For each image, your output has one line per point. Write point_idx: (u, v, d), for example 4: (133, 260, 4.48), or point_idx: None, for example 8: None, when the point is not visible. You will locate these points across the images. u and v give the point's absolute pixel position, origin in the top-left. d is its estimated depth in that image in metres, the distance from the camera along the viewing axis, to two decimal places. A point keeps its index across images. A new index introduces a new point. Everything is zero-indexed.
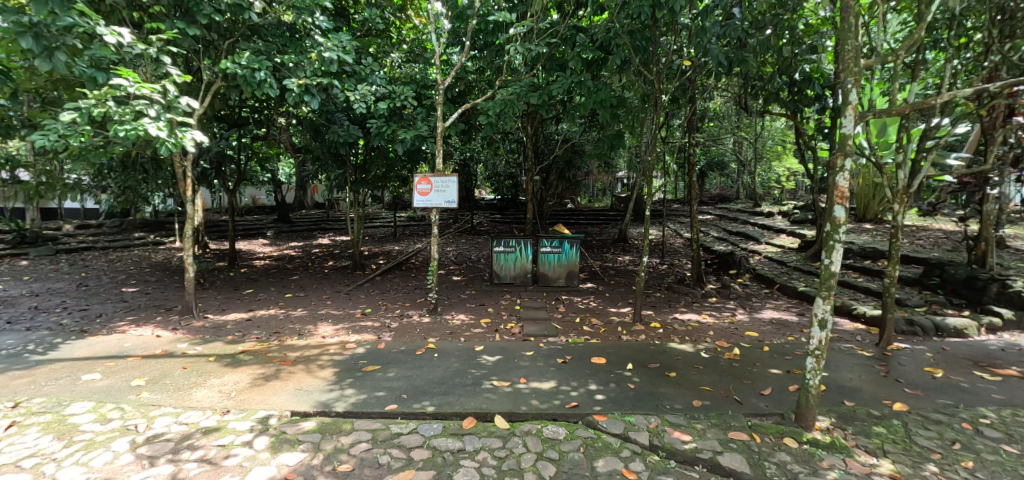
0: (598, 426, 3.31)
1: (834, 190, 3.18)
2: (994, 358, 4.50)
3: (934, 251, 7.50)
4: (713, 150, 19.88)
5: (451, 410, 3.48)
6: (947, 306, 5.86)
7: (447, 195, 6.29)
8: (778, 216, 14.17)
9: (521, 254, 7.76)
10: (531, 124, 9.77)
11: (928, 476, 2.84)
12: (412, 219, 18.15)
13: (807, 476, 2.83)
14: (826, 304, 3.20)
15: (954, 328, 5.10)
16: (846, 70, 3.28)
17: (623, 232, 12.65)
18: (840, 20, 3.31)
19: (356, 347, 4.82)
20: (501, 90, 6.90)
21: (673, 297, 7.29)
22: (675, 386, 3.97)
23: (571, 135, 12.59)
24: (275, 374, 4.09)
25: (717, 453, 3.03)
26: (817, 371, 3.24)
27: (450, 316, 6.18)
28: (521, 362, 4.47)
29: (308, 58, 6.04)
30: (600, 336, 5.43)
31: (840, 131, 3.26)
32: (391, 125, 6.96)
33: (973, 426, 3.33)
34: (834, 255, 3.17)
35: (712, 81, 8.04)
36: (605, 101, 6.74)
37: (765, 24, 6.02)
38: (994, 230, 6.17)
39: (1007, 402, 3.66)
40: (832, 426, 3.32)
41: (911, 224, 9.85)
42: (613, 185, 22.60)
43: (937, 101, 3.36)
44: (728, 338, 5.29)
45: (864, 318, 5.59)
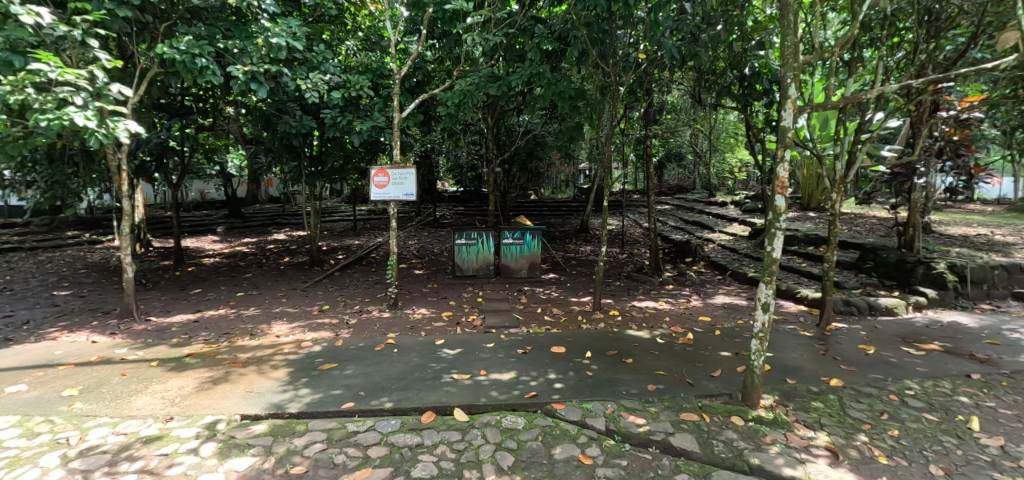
0: (556, 414, 3.37)
1: (776, 180, 3.36)
2: (920, 334, 4.87)
3: (868, 237, 8.02)
4: (671, 143, 20.40)
5: (410, 405, 3.45)
6: (879, 288, 6.30)
7: (406, 187, 6.17)
8: (731, 205, 14.79)
9: (483, 246, 7.75)
10: (492, 115, 9.65)
11: (859, 446, 3.04)
12: (373, 213, 17.82)
13: (751, 451, 2.98)
14: (769, 288, 3.35)
15: (885, 307, 5.48)
16: (787, 66, 3.47)
17: (585, 223, 12.84)
18: (781, 16, 3.44)
19: (312, 345, 4.69)
20: (460, 80, 6.84)
21: (631, 285, 7.47)
22: (632, 372, 4.09)
23: (532, 126, 12.63)
24: (224, 377, 3.94)
25: (669, 434, 3.14)
26: (761, 352, 3.40)
27: (411, 310, 6.10)
28: (482, 354, 4.48)
29: (254, 43, 5.74)
30: (561, 326, 5.52)
31: (780, 124, 3.46)
32: (346, 115, 6.76)
33: (898, 397, 3.60)
34: (776, 242, 3.33)
35: (667, 76, 8.25)
36: (564, 93, 6.74)
37: (715, 20, 6.26)
38: (920, 216, 6.63)
39: (929, 374, 3.97)
40: (775, 404, 3.50)
41: (850, 211, 10.49)
42: (574, 177, 22.99)
43: (871, 96, 3.54)
44: (682, 323, 5.50)
45: (807, 300, 5.93)
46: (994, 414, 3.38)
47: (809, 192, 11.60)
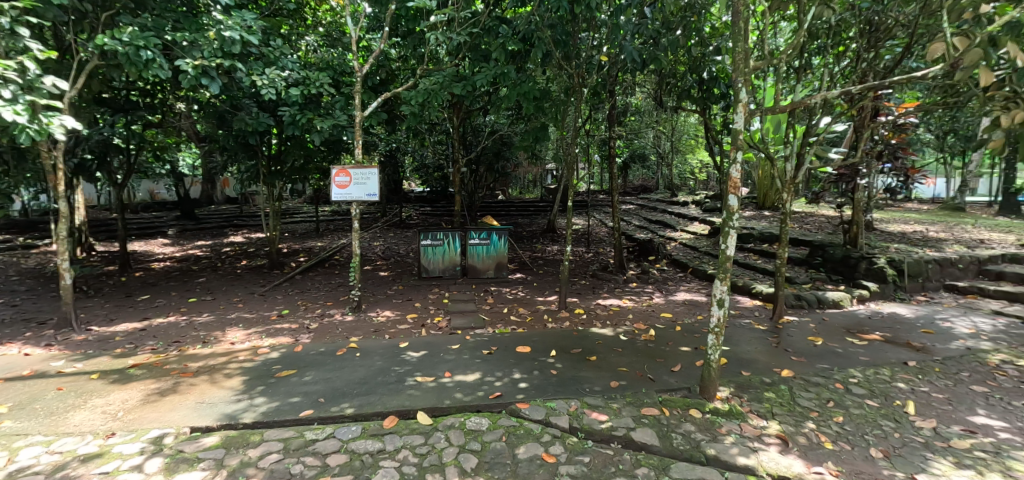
0: (520, 414, 3.38)
1: (729, 181, 3.49)
2: (864, 325, 5.16)
3: (818, 234, 8.42)
4: (635, 144, 20.82)
5: (372, 410, 3.38)
6: (827, 282, 6.63)
7: (368, 187, 6.05)
8: (692, 205, 15.22)
9: (449, 246, 7.69)
10: (457, 115, 9.57)
11: (807, 433, 3.19)
12: (336, 214, 17.41)
13: (707, 443, 3.08)
14: (723, 285, 3.47)
15: (832, 300, 5.78)
16: (738, 71, 3.63)
17: (552, 223, 12.94)
18: (733, 24, 3.60)
19: (269, 352, 4.54)
20: (423, 79, 6.77)
21: (597, 284, 7.58)
22: (596, 369, 4.15)
23: (499, 126, 12.65)
24: (173, 388, 3.76)
25: (630, 429, 3.20)
26: (717, 347, 3.51)
27: (374, 313, 5.99)
28: (447, 356, 4.44)
29: (206, 36, 5.50)
30: (526, 326, 5.54)
31: (732, 126, 3.61)
32: (306, 113, 6.50)
33: (843, 385, 3.80)
34: (729, 240, 3.46)
35: (631, 79, 8.38)
36: (528, 94, 6.68)
37: (674, 25, 6.44)
38: (863, 214, 7.02)
39: (871, 363, 4.21)
40: (731, 395, 3.63)
41: (802, 210, 10.99)
42: (541, 177, 23.14)
43: (813, 101, 3.76)
44: (645, 320, 5.63)
45: (761, 295, 6.18)
46: (928, 399, 3.61)
47: (764, 192, 12.07)
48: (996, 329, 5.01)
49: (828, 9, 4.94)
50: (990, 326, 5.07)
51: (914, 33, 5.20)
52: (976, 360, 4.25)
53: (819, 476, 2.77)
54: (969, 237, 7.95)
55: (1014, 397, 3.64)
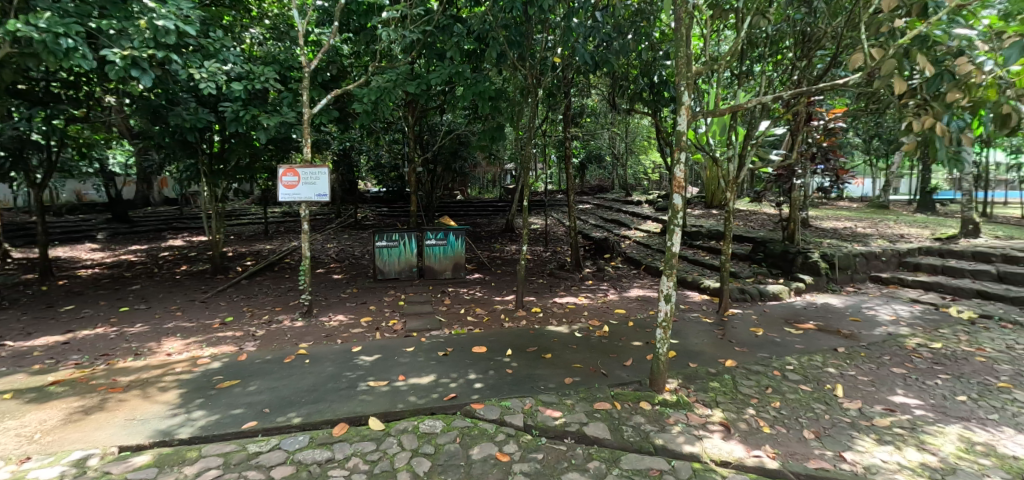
0: (475, 414, 3.38)
1: (673, 181, 3.71)
2: (800, 316, 5.48)
3: (760, 231, 8.87)
4: (591, 145, 21.18)
5: (321, 418, 3.28)
6: (768, 276, 6.99)
7: (318, 187, 5.86)
8: (645, 204, 15.67)
9: (405, 248, 7.56)
10: (412, 114, 9.38)
11: (747, 419, 3.35)
12: (286, 215, 16.76)
13: (656, 433, 3.18)
14: (670, 280, 3.59)
15: (772, 293, 6.10)
16: (681, 75, 3.80)
17: (510, 223, 12.98)
18: (675, 29, 3.76)
19: (210, 362, 4.31)
20: (376, 76, 6.60)
21: (554, 283, 7.66)
22: (551, 366, 4.20)
23: (456, 126, 12.57)
24: (99, 405, 3.50)
25: (583, 424, 3.26)
26: (665, 340, 3.63)
27: (326, 317, 5.81)
28: (401, 359, 4.38)
29: (136, 25, 5.16)
30: (483, 326, 5.53)
31: (675, 128, 3.78)
32: (250, 109, 6.19)
33: (780, 372, 4.03)
34: (674, 237, 3.58)
35: (585, 80, 8.38)
36: (484, 94, 6.59)
37: (625, 29, 6.59)
38: (800, 212, 7.44)
39: (805, 350, 4.49)
40: (679, 387, 3.76)
41: (746, 208, 11.55)
42: (499, 177, 23.16)
43: (748, 105, 3.99)
44: (599, 317, 5.75)
45: (709, 289, 6.44)
46: (854, 381, 3.89)
47: (712, 191, 12.59)
48: (913, 315, 5.46)
49: (764, 19, 5.23)
50: (909, 313, 5.53)
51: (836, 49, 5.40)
52: (896, 344, 4.62)
53: (758, 459, 2.92)
54: (891, 232, 8.62)
55: (927, 376, 3.98)
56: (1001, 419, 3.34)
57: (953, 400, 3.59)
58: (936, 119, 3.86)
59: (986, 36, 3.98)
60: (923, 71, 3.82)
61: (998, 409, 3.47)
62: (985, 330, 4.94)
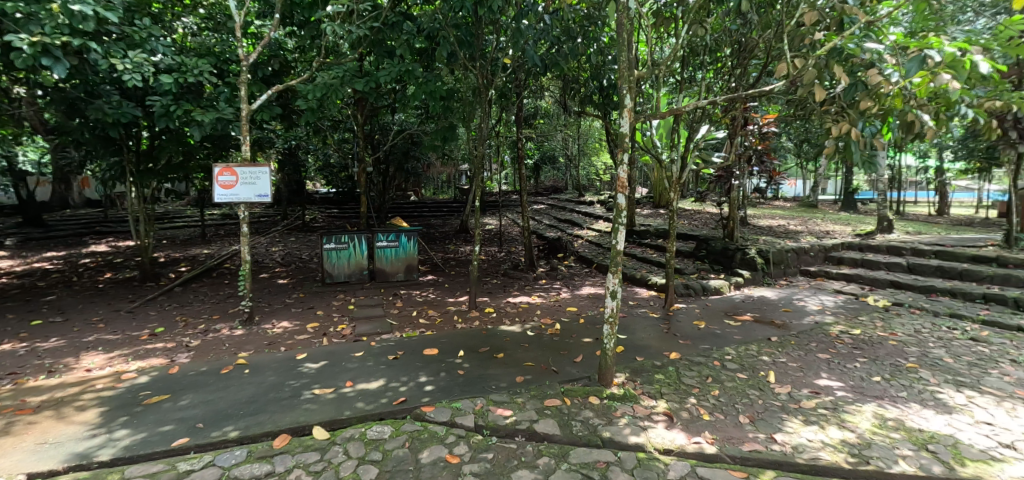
0: (425, 418, 3.33)
1: (617, 181, 3.93)
2: (739, 308, 5.79)
3: (703, 229, 9.27)
4: (545, 146, 21.38)
5: (261, 430, 3.14)
6: (710, 271, 7.33)
7: (258, 188, 5.60)
8: (597, 204, 16.01)
9: (355, 250, 7.35)
10: (361, 112, 8.86)
11: (689, 408, 3.50)
12: (225, 218, 15.89)
13: (604, 426, 3.26)
14: (615, 277, 3.69)
15: (714, 288, 6.40)
16: (624, 78, 3.94)
17: (463, 224, 12.91)
18: (618, 36, 3.88)
19: (137, 377, 4.02)
20: (321, 73, 6.36)
21: (507, 283, 7.68)
22: (502, 366, 4.21)
23: (407, 125, 12.35)
24: (6, 429, 3.19)
25: (534, 422, 3.29)
26: (612, 336, 3.73)
27: (269, 325, 5.55)
28: (349, 364, 4.25)
29: (47, 9, 4.75)
30: (435, 328, 5.47)
31: (618, 129, 3.93)
32: (182, 104, 5.81)
33: (720, 362, 4.23)
34: (618, 235, 3.69)
35: (538, 82, 8.42)
36: (435, 93, 6.51)
37: (575, 33, 6.71)
38: (739, 211, 7.84)
39: (743, 341, 4.74)
40: (626, 380, 3.88)
41: (691, 208, 12.05)
42: (454, 177, 23.01)
43: (686, 111, 4.19)
44: (551, 315, 5.83)
45: (656, 286, 6.66)
46: (785, 368, 4.15)
47: (659, 191, 13.03)
48: (837, 304, 5.88)
49: (702, 27, 5.48)
50: (833, 303, 5.96)
51: (766, 60, 5.70)
52: (823, 332, 4.96)
53: (698, 446, 3.05)
54: (820, 229, 9.25)
55: (848, 360, 4.30)
56: (909, 396, 3.67)
57: (869, 381, 3.90)
58: (851, 125, 4.19)
59: (893, 49, 4.36)
60: (839, 81, 4.14)
61: (907, 387, 3.80)
62: (898, 316, 5.41)
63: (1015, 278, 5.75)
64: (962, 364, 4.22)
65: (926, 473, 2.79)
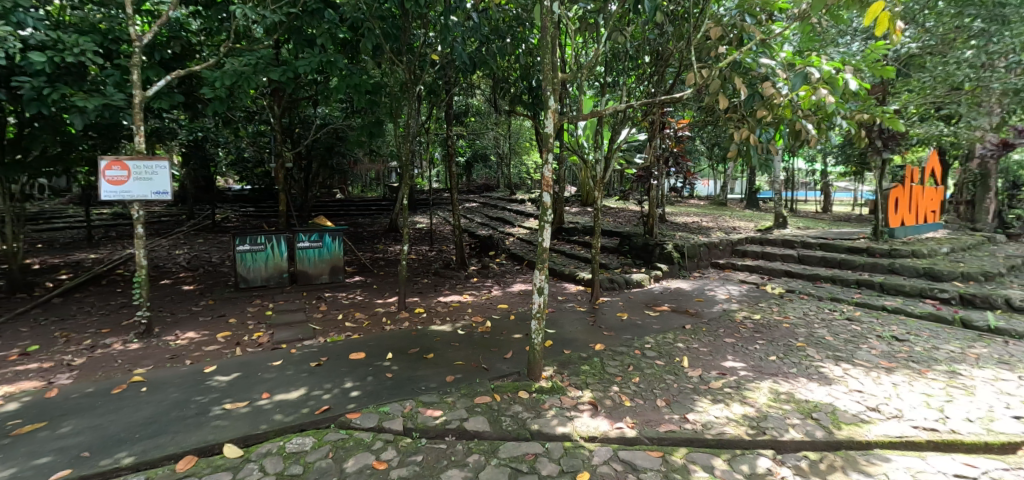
0: (351, 425, 3.23)
1: (543, 180, 4.04)
2: (658, 300, 6.16)
3: (626, 226, 9.74)
4: (478, 145, 21.34)
5: (162, 454, 2.89)
6: (632, 266, 7.72)
7: (155, 184, 5.11)
8: (528, 203, 16.26)
9: (273, 251, 6.93)
10: (278, 103, 8.15)
11: (612, 395, 3.68)
12: (119, 218, 14.32)
13: (532, 419, 3.34)
14: (542, 274, 3.79)
15: (635, 281, 6.76)
16: (548, 79, 4.05)
17: (392, 223, 12.60)
18: (541, 37, 3.96)
19: (4, 404, 3.53)
20: (230, 59, 5.90)
21: (438, 282, 7.60)
22: (432, 366, 4.18)
23: (329, 120, 11.80)
24: None
25: (463, 420, 3.30)
26: (540, 331, 3.83)
27: (172, 336, 5.09)
28: (265, 375, 4.02)
29: None
30: (363, 331, 5.31)
31: (543, 130, 4.05)
32: (61, 87, 5.14)
33: (640, 351, 4.49)
34: (545, 233, 3.79)
35: (467, 80, 8.39)
36: (360, 87, 6.28)
37: (503, 33, 6.76)
38: (657, 208, 8.29)
39: (661, 330, 5.05)
40: (553, 373, 3.99)
41: (616, 206, 12.60)
42: (382, 175, 22.37)
43: (607, 113, 4.38)
44: (482, 313, 5.86)
45: (583, 281, 6.91)
46: (697, 353, 4.48)
47: (586, 190, 13.51)
48: (742, 293, 6.44)
49: (621, 34, 5.74)
50: (739, 291, 6.52)
51: (679, 69, 6.08)
52: (729, 319, 5.42)
53: (620, 430, 3.22)
54: (728, 225, 10.05)
55: (750, 343, 4.73)
56: (798, 371, 4.10)
57: (767, 360, 4.32)
58: (749, 132, 4.69)
59: (784, 64, 4.83)
60: (739, 91, 4.54)
61: (797, 364, 4.25)
62: (792, 302, 6.02)
63: (881, 266, 6.63)
64: (840, 341, 4.80)
65: (810, 438, 3.13)
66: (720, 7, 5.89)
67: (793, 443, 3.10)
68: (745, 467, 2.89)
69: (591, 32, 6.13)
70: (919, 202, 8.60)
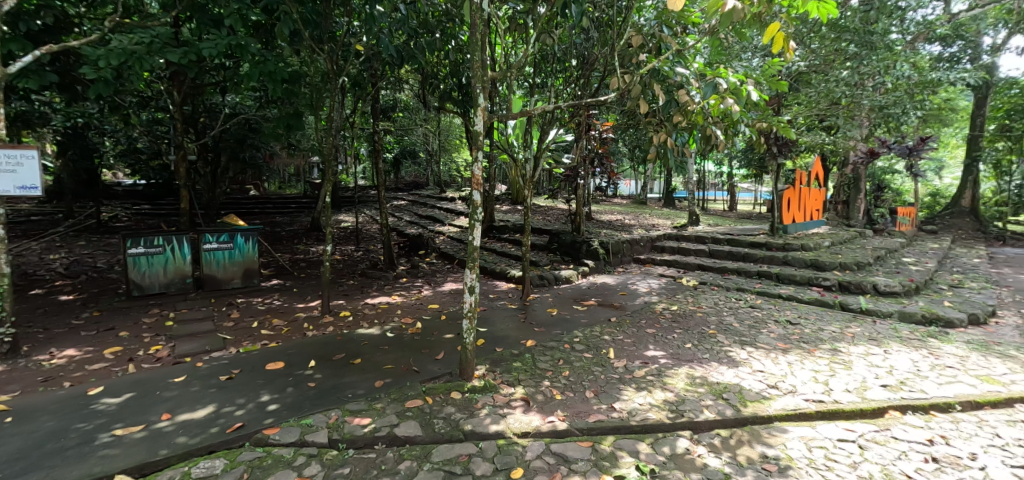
0: (268, 442, 3.02)
1: (473, 178, 4.02)
2: (586, 295, 6.39)
3: (555, 224, 9.99)
4: (406, 141, 20.74)
5: None
6: (560, 262, 7.95)
7: (22, 178, 4.40)
8: (458, 201, 16.06)
9: (173, 254, 6.25)
10: (177, 88, 7.31)
11: (543, 390, 3.77)
12: None
13: (465, 420, 3.33)
14: (473, 272, 3.78)
15: (564, 277, 6.96)
16: (477, 77, 4.04)
17: (314, 222, 11.88)
18: (470, 34, 3.93)
19: None
20: (117, 37, 5.22)
21: (365, 283, 7.30)
22: (359, 372, 4.01)
23: (239, 108, 10.80)
24: None
25: (394, 426, 3.22)
26: (471, 330, 3.82)
27: (46, 355, 4.43)
28: (166, 393, 3.64)
29: None
30: (282, 338, 4.97)
31: (472, 128, 4.04)
32: None
33: (569, 345, 4.64)
34: (475, 232, 3.79)
35: (395, 73, 8.12)
36: (275, 75, 5.81)
37: (432, 28, 6.61)
38: (583, 206, 8.56)
39: (589, 324, 5.25)
40: (486, 372, 4.01)
41: (544, 204, 12.85)
42: (303, 170, 21.05)
43: (536, 113, 4.44)
44: (412, 314, 5.72)
45: (514, 278, 6.98)
46: (622, 344, 4.72)
47: (516, 189, 13.65)
48: (661, 286, 6.89)
49: (550, 36, 5.87)
50: (658, 285, 6.97)
51: (604, 74, 6.32)
52: (650, 310, 5.77)
53: (551, 424, 3.30)
54: (648, 223, 10.66)
55: (669, 332, 5.07)
56: (710, 357, 4.47)
57: (684, 348, 4.66)
58: (667, 136, 5.00)
59: (697, 75, 5.18)
60: (658, 97, 4.83)
61: (709, 350, 4.64)
62: (704, 293, 6.54)
63: (777, 258, 7.41)
64: (745, 327, 5.30)
65: (721, 417, 3.43)
66: (641, 17, 6.22)
67: (707, 422, 3.37)
68: (666, 449, 3.10)
69: (522, 32, 6.18)
70: (807, 201, 9.69)
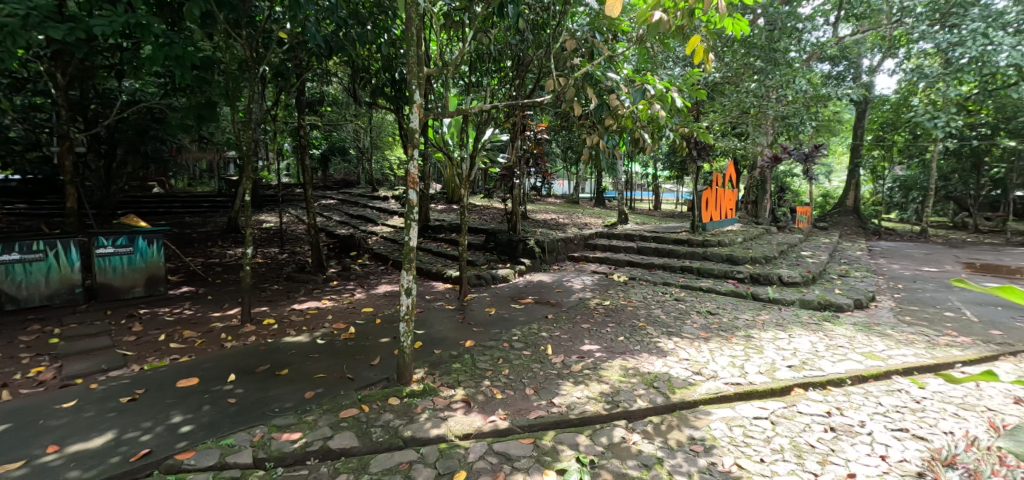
0: (182, 468, 2.73)
1: (408, 177, 3.90)
2: (523, 293, 6.47)
3: (491, 223, 10.01)
4: (333, 137, 19.70)
5: None
6: (496, 261, 7.98)
7: None
8: (392, 200, 15.43)
9: (57, 261, 5.42)
10: (61, 69, 6.33)
11: (484, 390, 3.75)
12: None
13: (404, 426, 3.23)
14: (409, 274, 3.68)
15: (502, 276, 6.99)
16: (413, 74, 3.94)
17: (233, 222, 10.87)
18: (405, 29, 3.82)
19: None
20: None
21: (291, 288, 6.82)
22: (287, 383, 3.74)
23: (138, 94, 9.57)
24: None
25: (327, 438, 3.04)
26: (409, 333, 3.71)
27: None
28: (50, 421, 3.16)
29: None
30: (195, 351, 4.51)
31: (408, 125, 3.92)
32: None
33: (508, 344, 4.66)
34: (411, 232, 3.68)
35: (322, 65, 7.66)
36: (184, 60, 5.23)
37: (362, 19, 6.30)
38: (519, 206, 8.61)
39: (526, 322, 5.31)
40: (425, 376, 3.91)
41: (480, 204, 12.81)
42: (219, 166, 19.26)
43: (472, 112, 4.37)
44: (343, 319, 5.43)
45: (450, 278, 6.89)
46: (559, 340, 4.83)
47: (451, 188, 13.47)
48: (594, 282, 7.15)
49: (487, 35, 5.86)
50: (592, 281, 7.23)
51: (539, 75, 6.42)
52: (585, 306, 5.97)
53: (493, 424, 3.30)
54: (580, 222, 11.02)
55: (602, 327, 5.28)
56: (641, 348, 4.72)
57: (617, 341, 4.88)
58: (599, 138, 5.18)
59: (626, 79, 5.39)
60: (591, 100, 4.98)
61: (640, 341, 4.90)
62: (634, 288, 6.90)
63: (698, 254, 8.01)
64: (671, 318, 5.66)
65: (653, 405, 3.63)
66: (574, 22, 6.40)
67: (640, 411, 3.55)
68: (604, 439, 3.22)
69: (461, 29, 6.10)
70: (722, 201, 10.53)
